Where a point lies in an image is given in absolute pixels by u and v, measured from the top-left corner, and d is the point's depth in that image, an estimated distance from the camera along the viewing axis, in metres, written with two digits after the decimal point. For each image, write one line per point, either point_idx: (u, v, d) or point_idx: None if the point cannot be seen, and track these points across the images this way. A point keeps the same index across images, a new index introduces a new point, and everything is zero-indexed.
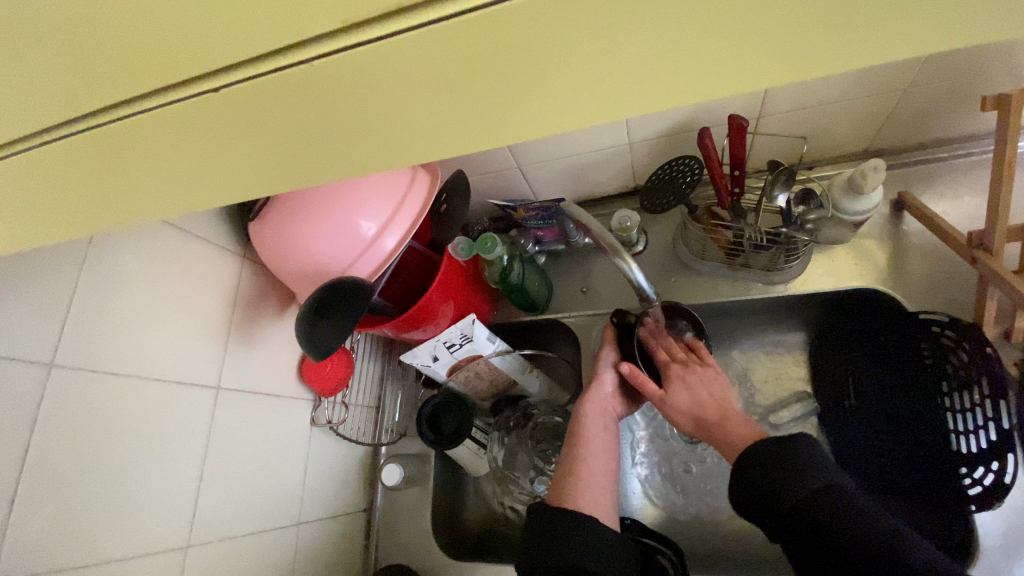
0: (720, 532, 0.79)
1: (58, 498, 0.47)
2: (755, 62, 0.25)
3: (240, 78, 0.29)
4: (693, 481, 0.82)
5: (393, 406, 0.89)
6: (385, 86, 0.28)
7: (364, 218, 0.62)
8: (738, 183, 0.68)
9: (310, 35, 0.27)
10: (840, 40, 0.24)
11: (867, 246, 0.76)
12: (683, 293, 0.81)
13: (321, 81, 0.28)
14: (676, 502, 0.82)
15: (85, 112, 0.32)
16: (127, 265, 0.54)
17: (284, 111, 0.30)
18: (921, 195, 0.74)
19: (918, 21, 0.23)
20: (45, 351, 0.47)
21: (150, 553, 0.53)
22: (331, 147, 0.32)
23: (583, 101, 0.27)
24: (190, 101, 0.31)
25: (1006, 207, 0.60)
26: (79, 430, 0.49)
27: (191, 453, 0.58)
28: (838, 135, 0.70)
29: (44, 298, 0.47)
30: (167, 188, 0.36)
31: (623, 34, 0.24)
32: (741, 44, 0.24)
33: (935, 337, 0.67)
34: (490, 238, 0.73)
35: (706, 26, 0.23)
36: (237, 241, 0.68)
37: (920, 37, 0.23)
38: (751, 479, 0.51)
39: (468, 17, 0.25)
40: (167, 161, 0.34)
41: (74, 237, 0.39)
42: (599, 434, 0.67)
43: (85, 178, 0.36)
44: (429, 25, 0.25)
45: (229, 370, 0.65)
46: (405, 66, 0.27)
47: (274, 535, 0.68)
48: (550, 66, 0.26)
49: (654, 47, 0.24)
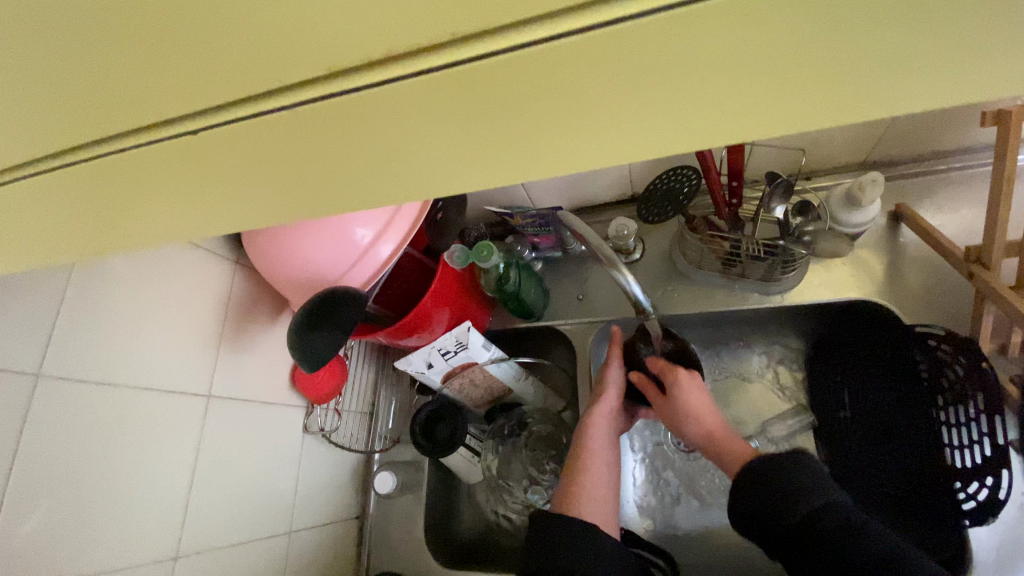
0: (720, 544, 0.78)
1: (43, 511, 0.46)
2: (756, 102, 0.23)
3: (230, 106, 0.28)
4: (694, 494, 0.82)
5: (388, 412, 0.89)
6: (374, 115, 0.27)
7: (358, 226, 0.62)
8: (736, 194, 0.68)
9: (302, 66, 0.26)
10: (848, 87, 0.23)
11: (865, 258, 0.76)
12: (680, 303, 0.81)
13: (309, 114, 0.28)
14: (676, 514, 0.82)
15: (74, 138, 0.32)
16: (116, 274, 0.53)
17: (271, 139, 0.29)
18: (918, 208, 0.74)
19: (926, 71, 0.22)
20: (32, 360, 0.46)
21: (138, 564, 0.52)
22: (318, 182, 0.31)
23: (577, 145, 0.26)
24: (178, 123, 0.30)
25: (1002, 223, 0.60)
26: (67, 439, 0.48)
27: (180, 462, 0.58)
28: (837, 147, 0.70)
29: (32, 307, 0.47)
30: (151, 214, 0.35)
31: (619, 75, 0.23)
32: (743, 85, 0.23)
33: (930, 350, 0.67)
34: (486, 246, 0.72)
35: (704, 69, 0.23)
36: (230, 249, 0.67)
37: (929, 88, 0.22)
38: (754, 499, 0.50)
39: (459, 52, 0.24)
40: (151, 187, 0.33)
41: (57, 261, 0.38)
42: (604, 446, 0.67)
43: (69, 202, 0.35)
44: (419, 59, 0.25)
45: (220, 377, 0.64)
46: (394, 101, 0.26)
47: (265, 542, 0.67)
48: (543, 100, 0.25)
49: (652, 84, 0.23)
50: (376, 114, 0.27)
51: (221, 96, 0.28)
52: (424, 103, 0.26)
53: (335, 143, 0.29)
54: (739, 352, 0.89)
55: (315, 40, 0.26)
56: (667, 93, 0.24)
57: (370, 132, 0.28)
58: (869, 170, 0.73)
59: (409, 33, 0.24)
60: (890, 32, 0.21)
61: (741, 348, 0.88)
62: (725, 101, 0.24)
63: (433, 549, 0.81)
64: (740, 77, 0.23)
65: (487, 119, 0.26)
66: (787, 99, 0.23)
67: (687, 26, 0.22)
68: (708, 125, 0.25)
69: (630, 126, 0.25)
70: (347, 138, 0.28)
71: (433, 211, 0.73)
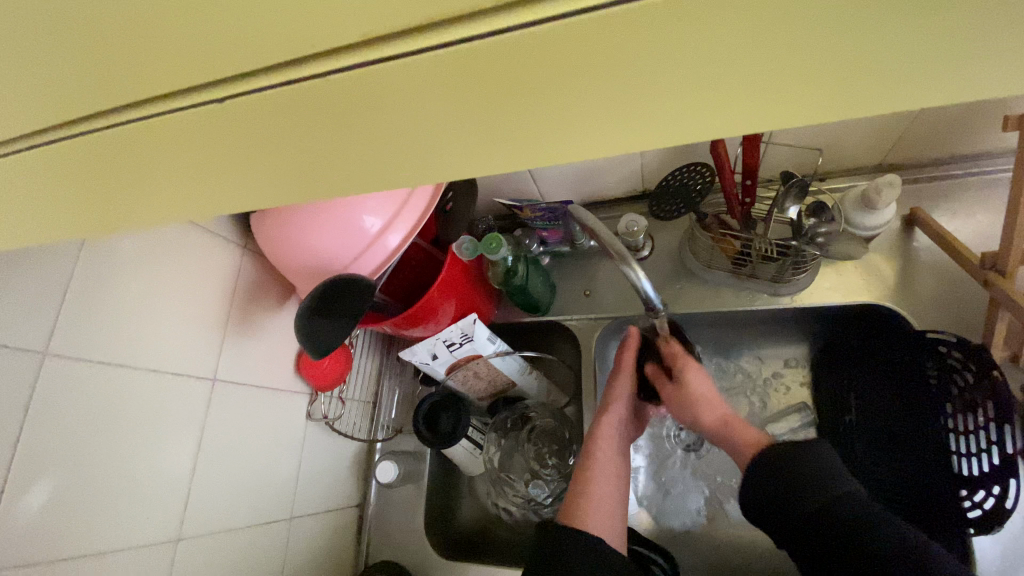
0: (727, 543, 0.78)
1: (44, 492, 0.45)
2: (779, 92, 0.23)
3: (245, 84, 0.28)
4: (705, 492, 0.82)
5: (391, 401, 0.89)
6: (391, 96, 0.27)
7: (367, 214, 0.61)
8: (750, 193, 0.67)
9: (319, 45, 0.26)
10: (875, 80, 0.22)
11: (876, 262, 0.75)
12: (688, 301, 0.80)
13: (325, 94, 0.27)
14: (685, 511, 0.81)
15: (85, 113, 0.32)
16: (122, 255, 0.53)
17: (286, 120, 0.29)
18: (933, 212, 0.73)
19: (956, 65, 0.21)
20: (39, 340, 0.46)
21: (141, 545, 0.53)
22: (331, 165, 0.31)
23: (596, 133, 0.26)
24: (191, 100, 0.29)
25: (1020, 230, 0.59)
26: (72, 418, 0.48)
27: (184, 445, 0.58)
28: (853, 149, 0.69)
29: (40, 285, 0.47)
30: (160, 193, 0.34)
31: (642, 62, 0.23)
32: (766, 72, 0.23)
33: (941, 357, 0.66)
34: (495, 238, 0.71)
35: (730, 58, 0.22)
36: (237, 233, 0.67)
37: (959, 83, 0.22)
38: (770, 486, 0.49)
39: (480, 34, 0.24)
40: (161, 165, 0.33)
41: (65, 237, 0.38)
42: (612, 458, 0.67)
43: (79, 178, 0.35)
44: (439, 39, 0.24)
45: (226, 361, 0.64)
46: (412, 83, 0.26)
47: (266, 528, 0.67)
48: (562, 84, 0.25)
49: (674, 70, 0.23)
50: (393, 93, 0.27)
51: (236, 72, 0.28)
52: (442, 83, 0.26)
53: (348, 124, 0.28)
54: (744, 352, 0.88)
55: (333, 16, 0.25)
56: (689, 80, 0.23)
57: (385, 113, 0.28)
58: (885, 173, 0.72)
59: (429, 11, 0.24)
60: (918, 23, 0.20)
61: (748, 348, 0.88)
62: (747, 90, 0.23)
63: (432, 539, 0.82)
64: (763, 63, 0.22)
65: (505, 103, 0.26)
66: (810, 89, 0.23)
67: (713, 11, 0.21)
68: (728, 113, 0.24)
69: (649, 114, 0.25)
70: (362, 118, 0.28)
71: (442, 200, 0.72)
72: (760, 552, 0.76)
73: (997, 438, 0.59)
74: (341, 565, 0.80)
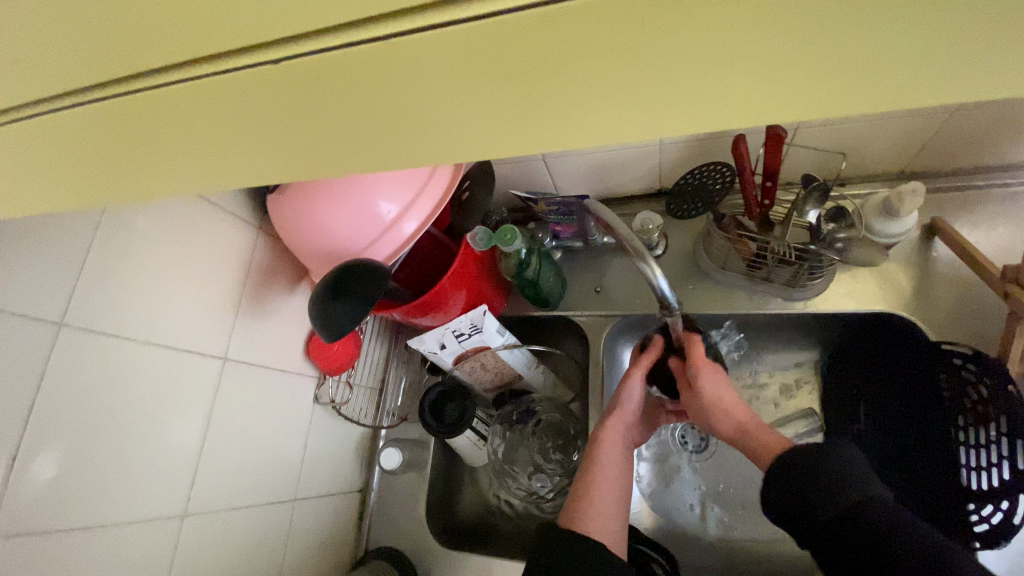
0: (748, 547, 0.77)
1: (54, 463, 0.46)
2: (818, 83, 0.23)
3: (274, 56, 0.28)
4: (729, 495, 0.81)
5: (398, 389, 0.89)
6: (422, 73, 0.26)
7: (384, 200, 0.61)
8: (770, 194, 0.67)
9: (351, 18, 0.26)
10: (919, 74, 0.22)
11: (893, 270, 0.75)
12: (700, 302, 0.80)
13: (354, 68, 0.27)
14: (707, 512, 0.80)
15: (112, 78, 0.32)
16: (137, 230, 0.53)
17: (314, 94, 0.29)
18: (954, 223, 0.72)
19: (1003, 63, 0.21)
20: (56, 310, 0.46)
21: (146, 519, 0.53)
22: (355, 143, 0.30)
23: (626, 121, 0.26)
24: (218, 70, 0.29)
25: None
26: (84, 388, 0.48)
27: (193, 423, 0.58)
28: (876, 154, 0.69)
29: (58, 255, 0.47)
30: (180, 163, 0.34)
31: (679, 47, 0.23)
32: (809, 66, 0.22)
33: (955, 369, 0.65)
34: (509, 229, 0.69)
35: (770, 45, 0.22)
36: (253, 213, 0.67)
37: (1003, 82, 0.21)
38: (789, 491, 0.47)
39: (516, 12, 0.23)
40: (184, 135, 0.33)
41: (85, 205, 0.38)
42: (616, 460, 0.66)
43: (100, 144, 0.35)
44: (474, 17, 0.24)
45: (237, 341, 0.64)
46: (444, 60, 0.26)
47: (270, 509, 0.67)
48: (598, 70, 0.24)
49: (715, 60, 0.23)
50: (424, 76, 0.27)
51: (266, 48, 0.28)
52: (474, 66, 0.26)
53: (376, 104, 0.28)
54: (754, 356, 0.88)
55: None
56: (727, 68, 0.23)
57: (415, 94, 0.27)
58: (907, 180, 0.71)
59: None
60: (966, 16, 0.20)
61: (758, 353, 0.87)
62: (785, 80, 0.23)
63: (433, 528, 0.82)
64: (803, 56, 0.22)
65: (539, 85, 0.26)
66: (853, 85, 0.22)
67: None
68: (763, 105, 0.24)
69: (682, 102, 0.24)
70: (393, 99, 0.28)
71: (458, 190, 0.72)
72: (771, 556, 0.76)
73: (1008, 453, 0.59)
74: (342, 549, 0.80)
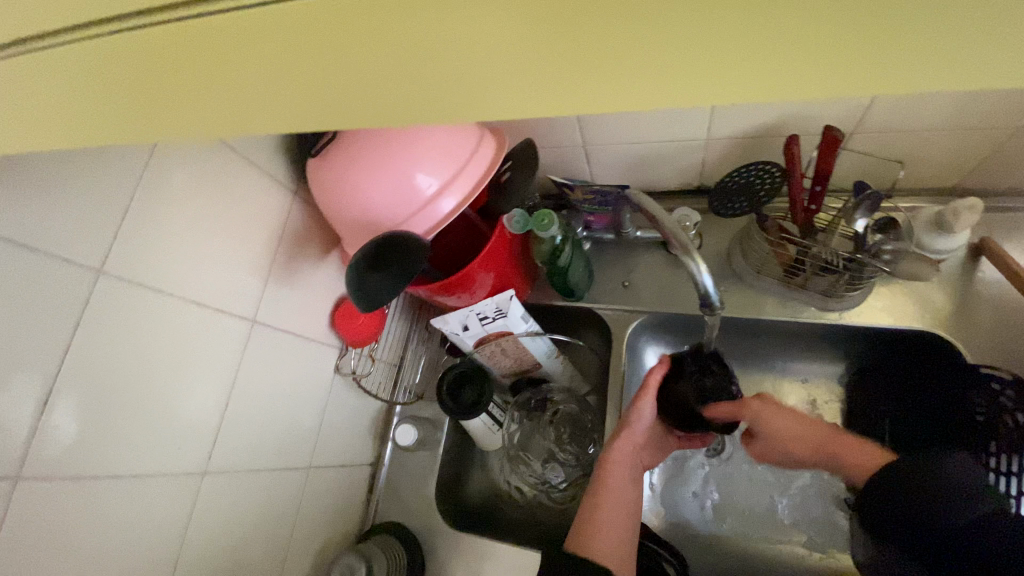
0: (786, 550, 0.76)
1: (82, 410, 0.46)
2: (937, 51, 0.21)
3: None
4: (767, 495, 0.80)
5: (416, 367, 0.89)
6: (499, 20, 0.25)
7: (425, 175, 0.60)
8: (817, 199, 0.65)
9: None
10: None
11: (935, 287, 0.72)
12: (730, 304, 0.78)
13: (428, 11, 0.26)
14: (744, 511, 0.79)
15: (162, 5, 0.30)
16: (177, 183, 0.52)
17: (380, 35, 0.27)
18: (1004, 243, 0.70)
19: None
20: (95, 257, 0.46)
21: (168, 473, 0.53)
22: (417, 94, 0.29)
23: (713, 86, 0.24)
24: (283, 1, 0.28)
25: None
26: (116, 338, 0.48)
27: (218, 382, 0.58)
28: (931, 165, 0.66)
29: (98, 202, 0.46)
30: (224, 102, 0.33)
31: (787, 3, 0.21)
32: (929, 34, 0.20)
33: (992, 395, 0.63)
34: (547, 215, 0.67)
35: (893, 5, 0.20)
36: (288, 176, 0.66)
37: None
38: (903, 511, 0.48)
39: None
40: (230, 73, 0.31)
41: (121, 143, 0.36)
42: (623, 483, 0.65)
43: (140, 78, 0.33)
44: None
45: (266, 305, 0.64)
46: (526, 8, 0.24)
47: (286, 474, 0.68)
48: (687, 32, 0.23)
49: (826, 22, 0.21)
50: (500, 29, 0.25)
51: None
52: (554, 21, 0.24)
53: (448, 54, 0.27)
54: (778, 364, 0.86)
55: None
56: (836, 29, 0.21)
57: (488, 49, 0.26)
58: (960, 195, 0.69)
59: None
60: None
61: (782, 361, 0.86)
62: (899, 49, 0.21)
63: (442, 508, 0.82)
64: (908, 26, 0.21)
65: (621, 46, 0.24)
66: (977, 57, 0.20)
67: None
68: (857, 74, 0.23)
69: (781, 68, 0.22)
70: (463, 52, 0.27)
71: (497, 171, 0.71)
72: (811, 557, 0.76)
73: None
74: (350, 519, 0.81)
